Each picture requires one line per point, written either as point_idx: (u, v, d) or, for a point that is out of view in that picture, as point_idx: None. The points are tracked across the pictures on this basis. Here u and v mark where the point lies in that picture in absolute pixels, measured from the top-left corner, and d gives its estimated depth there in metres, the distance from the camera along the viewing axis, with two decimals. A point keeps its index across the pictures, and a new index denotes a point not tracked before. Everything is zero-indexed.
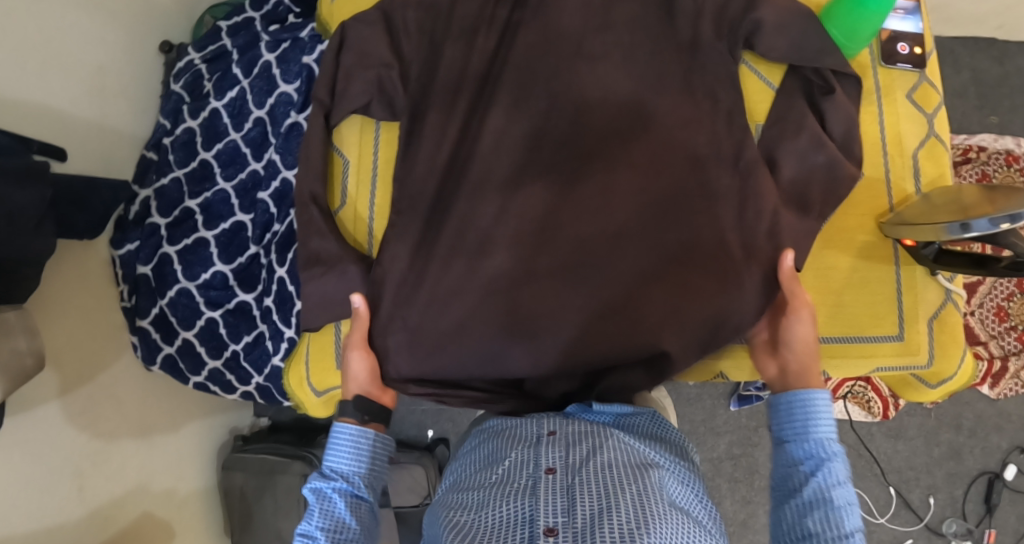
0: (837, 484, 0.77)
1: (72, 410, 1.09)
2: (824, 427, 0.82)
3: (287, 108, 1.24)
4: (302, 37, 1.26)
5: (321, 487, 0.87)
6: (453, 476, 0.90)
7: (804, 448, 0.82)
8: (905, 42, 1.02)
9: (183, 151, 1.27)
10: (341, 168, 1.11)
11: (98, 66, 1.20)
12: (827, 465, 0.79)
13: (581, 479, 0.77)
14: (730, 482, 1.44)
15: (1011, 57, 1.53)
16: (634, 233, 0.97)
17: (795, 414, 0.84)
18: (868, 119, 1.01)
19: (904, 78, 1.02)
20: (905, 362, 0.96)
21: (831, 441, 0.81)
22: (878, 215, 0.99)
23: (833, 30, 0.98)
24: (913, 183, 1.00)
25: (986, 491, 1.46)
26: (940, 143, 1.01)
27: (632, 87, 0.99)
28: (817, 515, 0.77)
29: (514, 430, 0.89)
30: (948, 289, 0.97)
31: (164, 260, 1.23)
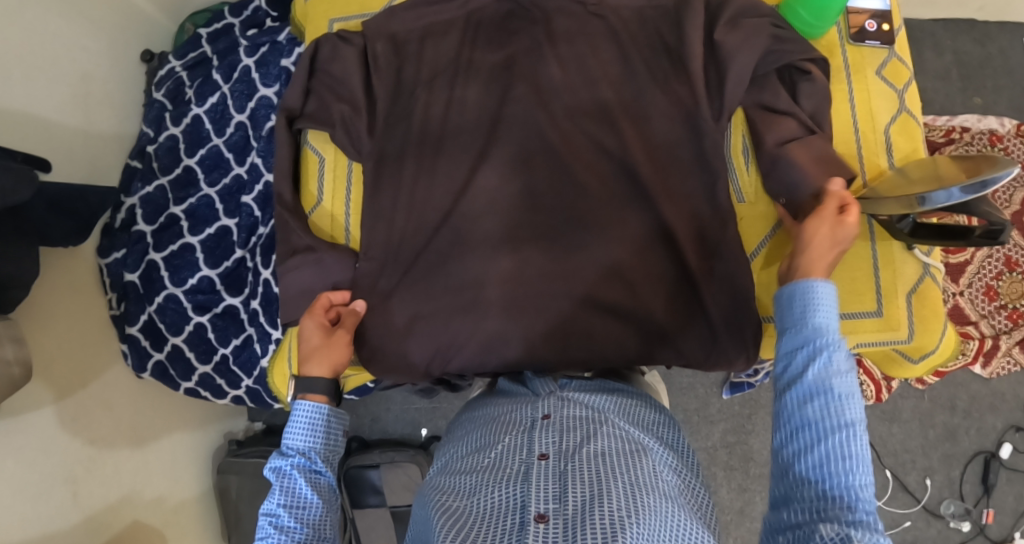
0: (837, 372, 0.68)
1: (64, 417, 1.09)
2: (825, 318, 0.72)
3: (268, 111, 1.24)
4: (281, 40, 1.27)
5: (280, 465, 0.81)
6: (445, 458, 0.90)
7: (802, 336, 0.72)
8: (874, 20, 1.03)
9: (168, 157, 1.28)
10: (316, 168, 1.08)
11: (81, 75, 1.21)
12: (829, 352, 0.69)
13: (574, 466, 0.76)
14: (725, 469, 1.44)
15: (991, 39, 1.54)
16: (614, 221, 0.97)
17: (796, 302, 0.74)
18: (839, 98, 1.02)
19: (873, 55, 1.03)
20: (887, 337, 0.96)
21: (832, 329, 0.71)
22: (851, 192, 0.99)
23: (800, 10, 0.98)
24: (887, 158, 1.00)
25: (982, 471, 1.46)
26: (912, 118, 1.01)
27: (606, 74, 0.99)
28: (815, 401, 0.67)
29: (508, 414, 0.88)
30: (926, 263, 0.97)
31: (151, 266, 1.23)
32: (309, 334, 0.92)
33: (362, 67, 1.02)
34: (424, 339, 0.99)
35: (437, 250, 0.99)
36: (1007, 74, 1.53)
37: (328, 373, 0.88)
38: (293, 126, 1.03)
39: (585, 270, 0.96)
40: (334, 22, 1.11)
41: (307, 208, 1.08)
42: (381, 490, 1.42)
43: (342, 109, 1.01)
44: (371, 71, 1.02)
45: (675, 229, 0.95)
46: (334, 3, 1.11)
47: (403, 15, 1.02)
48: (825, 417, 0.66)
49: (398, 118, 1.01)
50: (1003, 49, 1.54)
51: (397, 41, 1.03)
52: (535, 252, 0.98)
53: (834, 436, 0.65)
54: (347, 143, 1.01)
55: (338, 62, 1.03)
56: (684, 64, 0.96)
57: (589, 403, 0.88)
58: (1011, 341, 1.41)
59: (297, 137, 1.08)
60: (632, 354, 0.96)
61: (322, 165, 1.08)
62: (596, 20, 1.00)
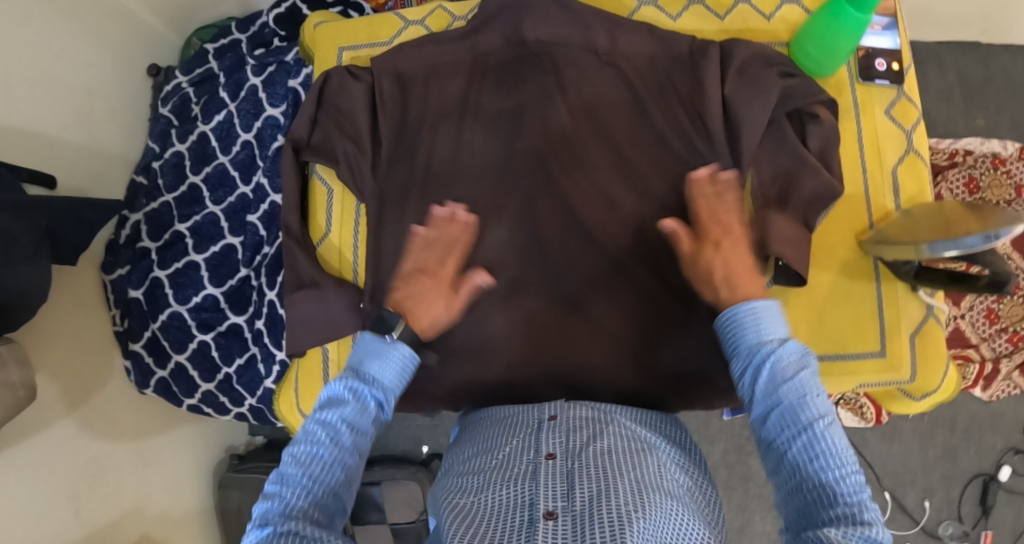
0: (784, 378, 0.70)
1: (66, 431, 1.09)
2: (764, 331, 0.74)
3: (274, 130, 1.24)
4: (288, 61, 1.27)
5: (354, 386, 0.76)
6: (453, 460, 0.90)
7: (743, 356, 0.74)
8: (882, 59, 1.03)
9: (173, 174, 1.28)
10: (324, 198, 1.06)
11: (86, 90, 1.21)
12: (771, 363, 0.71)
13: (581, 465, 0.77)
14: (725, 489, 1.44)
15: (996, 60, 1.53)
16: (622, 255, 0.96)
17: (730, 327, 0.76)
18: (847, 136, 1.02)
19: (882, 94, 1.03)
20: (890, 377, 0.97)
21: (768, 340, 0.73)
22: (857, 232, 1.00)
23: (810, 47, 0.97)
24: (893, 199, 1.01)
25: (981, 492, 1.47)
26: (920, 158, 1.02)
27: (614, 104, 0.98)
28: (778, 414, 0.69)
29: (515, 417, 0.89)
30: (929, 304, 0.98)
31: (156, 283, 1.24)
32: (407, 288, 0.85)
33: (368, 105, 1.00)
34: (428, 369, 0.99)
35: None
36: (1011, 96, 1.53)
37: (419, 337, 0.83)
38: (299, 156, 1.01)
39: (593, 303, 0.96)
40: (342, 51, 1.08)
41: (315, 239, 1.06)
42: (382, 506, 1.43)
43: (346, 145, 0.99)
44: (376, 108, 1.00)
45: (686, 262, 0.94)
46: (342, 31, 1.09)
47: (409, 51, 1.00)
48: (787, 426, 0.68)
49: (404, 152, 0.99)
50: (1007, 70, 1.53)
51: (404, 79, 1.00)
52: (540, 284, 0.97)
53: (797, 441, 0.67)
54: (348, 180, 0.99)
55: (343, 92, 1.01)
56: (690, 98, 0.96)
57: (595, 405, 0.90)
58: (1011, 364, 1.42)
59: (303, 166, 1.06)
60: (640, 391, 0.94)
61: (329, 196, 1.06)
62: (610, 51, 0.98)
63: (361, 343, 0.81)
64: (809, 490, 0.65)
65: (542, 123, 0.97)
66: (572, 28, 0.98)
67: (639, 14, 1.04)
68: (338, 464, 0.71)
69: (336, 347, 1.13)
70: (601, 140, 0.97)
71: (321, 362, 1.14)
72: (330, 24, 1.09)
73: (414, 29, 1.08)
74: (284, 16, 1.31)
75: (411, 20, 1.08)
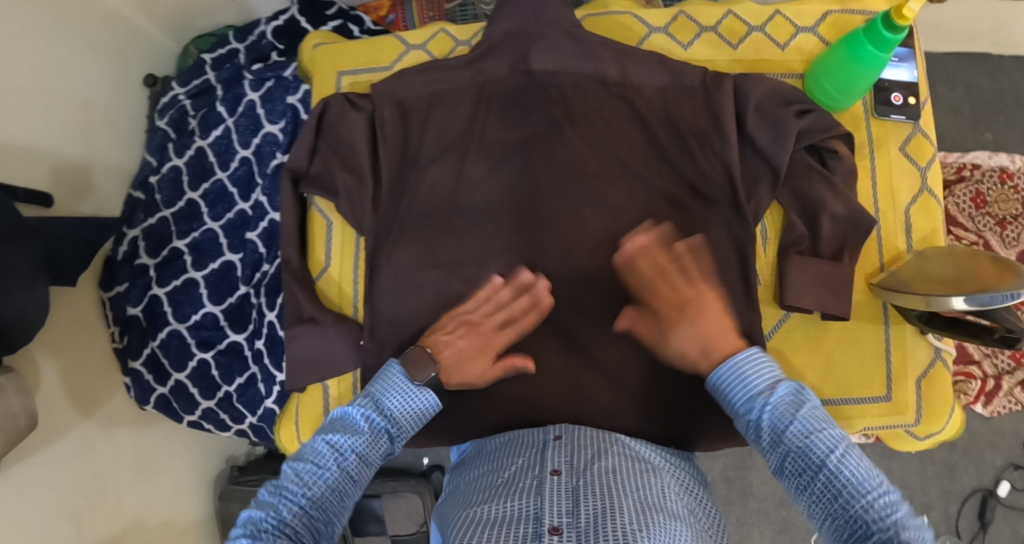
0: (785, 422, 0.70)
1: (66, 453, 1.08)
2: (754, 381, 0.74)
3: (273, 148, 1.22)
4: (287, 76, 1.25)
5: (365, 417, 0.78)
6: (456, 480, 0.88)
7: (743, 406, 0.74)
8: (898, 92, 1.01)
9: (171, 189, 1.26)
10: (323, 230, 1.05)
11: (82, 102, 1.19)
12: (768, 409, 0.72)
13: (586, 482, 0.76)
14: (724, 504, 1.45)
15: (1005, 72, 1.51)
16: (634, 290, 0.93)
17: (727, 381, 0.76)
18: (861, 173, 0.99)
19: (897, 130, 1.00)
20: (894, 421, 0.96)
21: (760, 391, 0.73)
22: (868, 274, 0.98)
23: (827, 84, 0.95)
24: (905, 240, 0.99)
25: (979, 507, 1.47)
26: (933, 198, 0.99)
27: (623, 129, 0.95)
28: (792, 457, 0.69)
29: (521, 438, 0.88)
30: (937, 347, 0.97)
31: (155, 301, 1.23)
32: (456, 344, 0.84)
33: (369, 134, 0.97)
34: None
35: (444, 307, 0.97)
36: (1020, 109, 1.51)
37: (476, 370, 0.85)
38: (297, 187, 0.99)
39: (603, 340, 0.93)
40: (341, 76, 1.07)
41: (314, 273, 1.05)
42: (382, 519, 1.43)
43: (347, 178, 0.97)
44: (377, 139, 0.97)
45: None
46: (342, 55, 1.07)
47: (411, 77, 0.97)
48: (805, 464, 0.68)
49: (407, 177, 0.97)
50: (1017, 83, 1.51)
51: (405, 108, 0.97)
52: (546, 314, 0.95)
53: (821, 478, 0.67)
54: (349, 214, 0.97)
55: (344, 120, 0.98)
56: (700, 125, 0.93)
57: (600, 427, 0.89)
58: (1013, 382, 1.42)
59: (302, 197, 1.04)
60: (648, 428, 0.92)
61: (328, 228, 1.05)
62: (621, 82, 0.96)
63: (384, 378, 0.81)
64: (846, 523, 0.64)
65: (548, 154, 0.95)
66: (580, 56, 0.95)
67: (649, 41, 1.02)
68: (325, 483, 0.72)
69: (337, 383, 1.13)
70: (610, 171, 0.94)
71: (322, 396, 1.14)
72: (329, 46, 1.07)
73: (417, 54, 1.06)
74: (284, 30, 1.28)
75: (413, 44, 1.06)
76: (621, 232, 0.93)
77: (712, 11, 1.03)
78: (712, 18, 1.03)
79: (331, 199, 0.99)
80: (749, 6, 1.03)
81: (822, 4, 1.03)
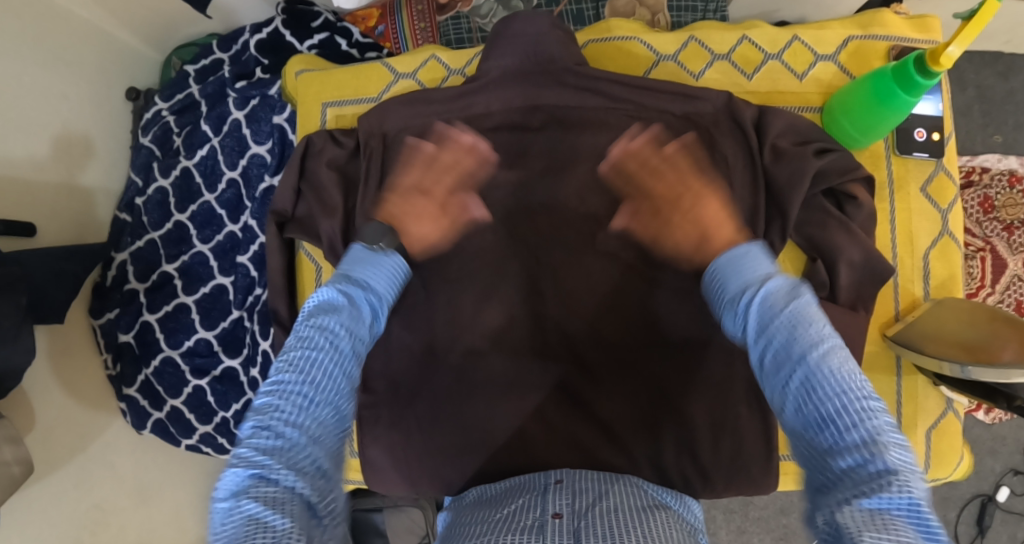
0: (772, 308, 0.62)
1: (64, 488, 1.07)
2: (746, 271, 0.68)
3: (260, 170, 1.18)
4: (272, 94, 1.19)
5: (353, 291, 0.71)
6: (450, 516, 0.83)
7: (728, 301, 0.68)
8: (923, 128, 0.97)
9: (158, 212, 1.23)
10: (312, 277, 0.99)
11: (63, 125, 1.15)
12: (753, 302, 0.64)
13: (588, 524, 0.71)
14: (725, 512, 1.45)
15: (1017, 72, 1.46)
16: (639, 335, 0.89)
17: (721, 277, 0.71)
18: (879, 216, 0.96)
19: (919, 169, 0.97)
20: None
21: (746, 287, 0.66)
22: (883, 323, 0.95)
23: (849, 124, 0.91)
24: (922, 286, 0.96)
25: (978, 512, 1.48)
26: (953, 242, 0.96)
27: None
28: (768, 353, 0.61)
29: (520, 481, 0.84)
30: (949, 398, 0.95)
31: (146, 327, 1.21)
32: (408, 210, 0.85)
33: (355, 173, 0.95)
34: None
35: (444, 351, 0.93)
36: None
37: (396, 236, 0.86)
38: (283, 232, 0.95)
39: (606, 389, 0.90)
40: (328, 107, 1.02)
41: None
42: (384, 533, 1.44)
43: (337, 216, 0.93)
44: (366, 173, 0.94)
45: (705, 342, 0.88)
46: (328, 84, 1.02)
47: (399, 110, 0.93)
48: (779, 363, 0.60)
49: None
50: None
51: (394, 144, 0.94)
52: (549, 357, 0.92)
53: (794, 378, 0.58)
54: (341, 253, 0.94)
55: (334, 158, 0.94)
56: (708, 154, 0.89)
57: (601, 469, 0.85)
58: None
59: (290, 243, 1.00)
60: None
61: (319, 271, 0.99)
62: (624, 115, 0.91)
63: (350, 257, 0.78)
64: (817, 431, 0.56)
65: (548, 195, 0.91)
66: (580, 92, 0.92)
67: (657, 70, 0.98)
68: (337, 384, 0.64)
69: None
70: (614, 212, 0.90)
71: None
72: (314, 75, 1.02)
73: (407, 83, 1.02)
74: (269, 45, 1.22)
75: (402, 72, 1.02)
76: (625, 275, 0.90)
77: (723, 37, 0.99)
78: (724, 45, 0.98)
79: (316, 243, 0.94)
80: (765, 31, 0.98)
81: (842, 28, 0.98)
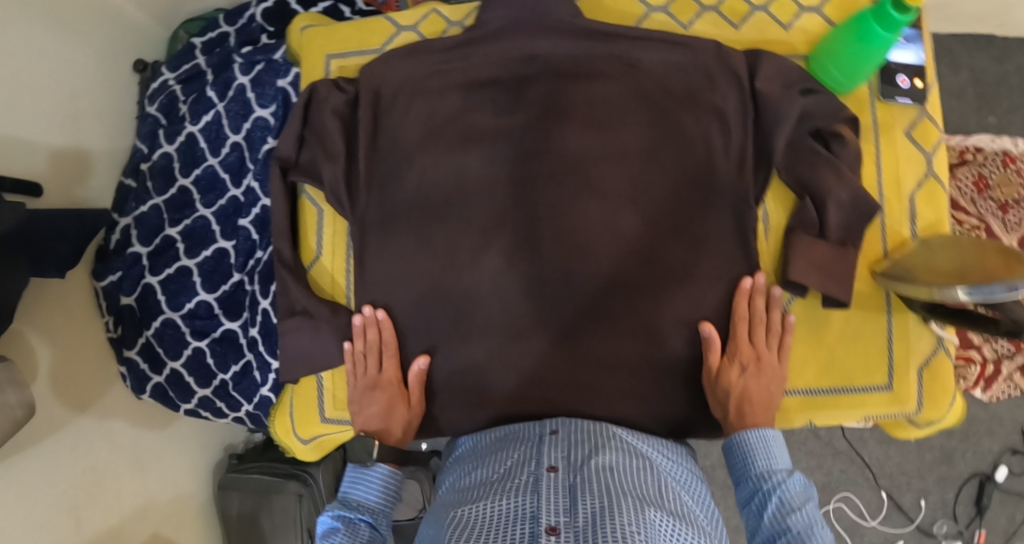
0: (793, 508, 0.71)
1: (61, 445, 1.07)
2: (775, 461, 0.77)
3: (263, 133, 1.21)
4: (277, 59, 1.23)
5: (347, 514, 0.78)
6: (453, 474, 0.85)
7: (751, 484, 0.77)
8: (905, 75, 0.98)
9: (162, 177, 1.24)
10: (313, 220, 1.02)
11: (69, 91, 1.16)
12: (777, 491, 0.73)
13: (584, 480, 0.72)
14: (722, 489, 1.44)
15: (1011, 55, 1.48)
16: (634, 277, 0.91)
17: (740, 456, 0.79)
18: (865, 158, 0.97)
19: (903, 114, 0.98)
20: (895, 411, 0.95)
21: (774, 472, 0.76)
22: (871, 262, 0.96)
23: (832, 68, 0.93)
24: (910, 227, 0.97)
25: (976, 493, 1.47)
26: (939, 184, 0.98)
27: (625, 112, 0.93)
28: (780, 541, 0.70)
29: (516, 432, 0.84)
30: (941, 336, 0.95)
31: (148, 290, 1.22)
32: (368, 409, 0.90)
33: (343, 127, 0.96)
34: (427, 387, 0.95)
35: (444, 299, 0.93)
36: None
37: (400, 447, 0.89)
38: (288, 177, 0.98)
39: (600, 330, 0.91)
40: (331, 59, 1.05)
41: (305, 263, 1.02)
42: None
43: (336, 163, 0.95)
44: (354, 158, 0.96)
45: (697, 283, 0.90)
46: (331, 37, 1.05)
47: (398, 62, 0.96)
48: None
49: (400, 161, 0.95)
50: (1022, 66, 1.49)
51: (394, 94, 0.96)
52: (545, 304, 0.92)
53: None
54: (340, 199, 0.95)
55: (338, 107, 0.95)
56: (700, 104, 0.92)
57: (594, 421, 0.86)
58: (1013, 367, 1.42)
59: (293, 188, 1.03)
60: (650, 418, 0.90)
61: (320, 216, 1.03)
62: (618, 63, 0.93)
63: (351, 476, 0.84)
64: None
65: (544, 142, 0.93)
66: (579, 43, 0.93)
67: (649, 21, 1.01)
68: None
69: (331, 378, 1.13)
70: (609, 157, 0.92)
71: (316, 391, 1.13)
72: (317, 30, 1.05)
73: (407, 35, 1.04)
74: (275, 13, 1.28)
75: (403, 25, 1.04)
76: (621, 220, 0.91)
77: None
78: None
79: (318, 186, 0.97)
80: None
81: None
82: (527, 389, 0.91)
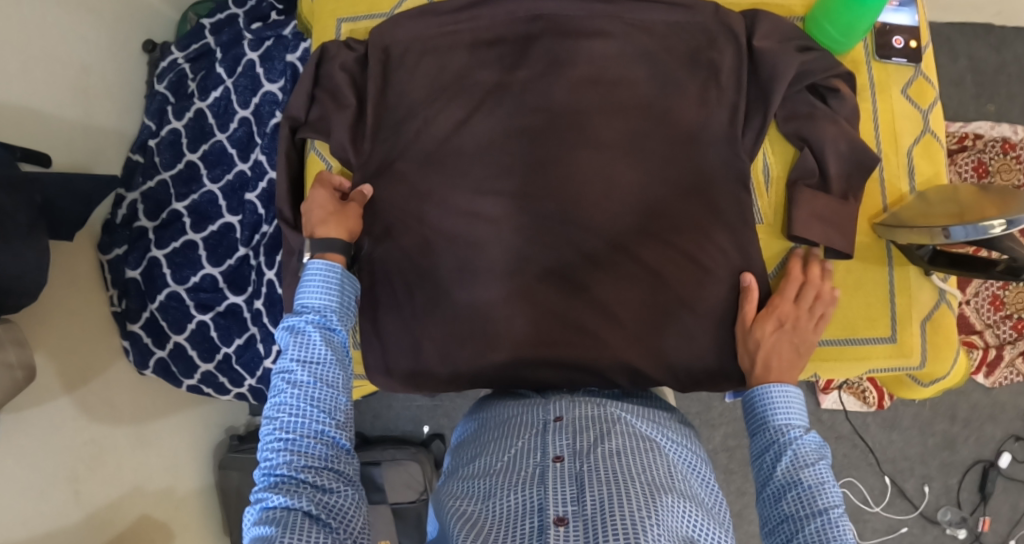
0: (805, 462, 0.70)
1: (63, 417, 1.05)
2: (790, 414, 0.75)
3: (272, 107, 1.23)
4: (286, 35, 1.26)
5: (295, 323, 0.76)
6: (454, 461, 0.84)
7: (769, 436, 0.75)
8: (900, 36, 1.00)
9: (170, 152, 1.26)
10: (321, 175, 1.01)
11: (81, 64, 1.17)
12: (794, 447, 0.71)
13: (590, 467, 0.71)
14: (725, 473, 1.43)
15: (1009, 44, 1.51)
16: (637, 232, 0.92)
17: (756, 406, 0.77)
18: (863, 114, 0.99)
19: (899, 73, 1.00)
20: (899, 363, 0.96)
21: (794, 426, 0.74)
22: (872, 216, 0.97)
23: (828, 25, 0.95)
24: (908, 181, 0.98)
25: (980, 479, 1.47)
26: (936, 140, 1.00)
27: (631, 72, 0.94)
28: (793, 497, 0.68)
29: (518, 416, 0.83)
30: (942, 289, 0.96)
31: (153, 263, 1.22)
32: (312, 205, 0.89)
33: (352, 86, 0.98)
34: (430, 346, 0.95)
35: (449, 257, 0.94)
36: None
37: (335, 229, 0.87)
38: (296, 134, 0.99)
39: (605, 286, 0.92)
40: (341, 23, 1.06)
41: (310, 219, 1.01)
42: (382, 488, 1.37)
43: (345, 121, 0.96)
44: (361, 123, 0.97)
45: (699, 241, 0.92)
46: (341, 2, 1.07)
47: (407, 23, 0.98)
48: (802, 510, 0.67)
49: (407, 120, 0.96)
50: (1020, 55, 1.51)
51: (402, 55, 0.98)
52: (549, 261, 0.93)
53: (812, 523, 0.66)
54: (347, 157, 0.96)
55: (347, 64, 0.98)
56: (703, 65, 0.93)
57: (596, 401, 0.83)
58: (1014, 352, 1.42)
59: (300, 146, 1.03)
60: (654, 375, 0.91)
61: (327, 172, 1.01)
62: (623, 24, 0.95)
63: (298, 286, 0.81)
64: None
65: (549, 101, 0.94)
66: (584, 5, 0.95)
67: None
68: (341, 393, 0.73)
69: None
70: (614, 116, 0.94)
71: None
72: None
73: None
74: None
75: None
76: (624, 179, 0.93)
77: None
78: None
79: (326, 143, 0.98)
80: None
81: None
82: (532, 343, 0.91)
